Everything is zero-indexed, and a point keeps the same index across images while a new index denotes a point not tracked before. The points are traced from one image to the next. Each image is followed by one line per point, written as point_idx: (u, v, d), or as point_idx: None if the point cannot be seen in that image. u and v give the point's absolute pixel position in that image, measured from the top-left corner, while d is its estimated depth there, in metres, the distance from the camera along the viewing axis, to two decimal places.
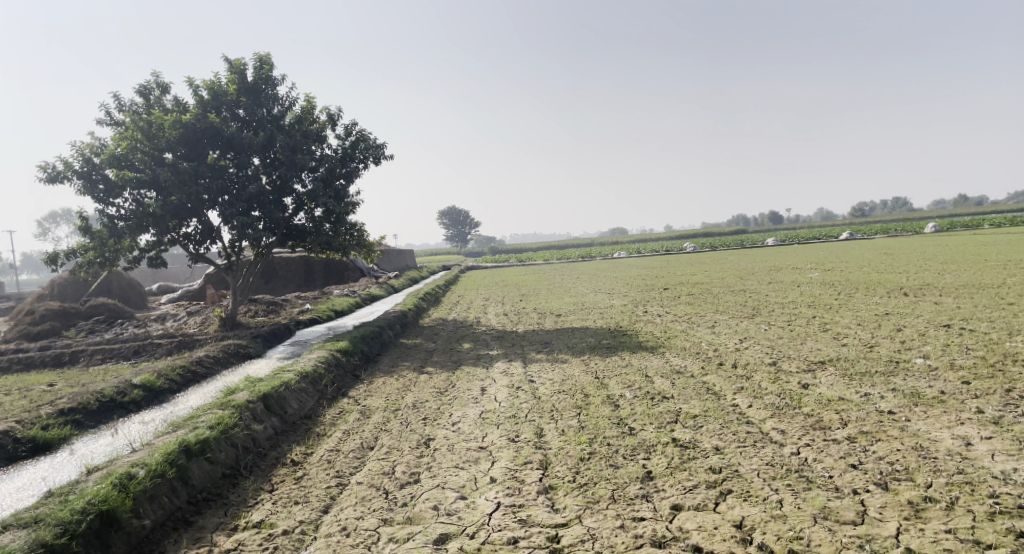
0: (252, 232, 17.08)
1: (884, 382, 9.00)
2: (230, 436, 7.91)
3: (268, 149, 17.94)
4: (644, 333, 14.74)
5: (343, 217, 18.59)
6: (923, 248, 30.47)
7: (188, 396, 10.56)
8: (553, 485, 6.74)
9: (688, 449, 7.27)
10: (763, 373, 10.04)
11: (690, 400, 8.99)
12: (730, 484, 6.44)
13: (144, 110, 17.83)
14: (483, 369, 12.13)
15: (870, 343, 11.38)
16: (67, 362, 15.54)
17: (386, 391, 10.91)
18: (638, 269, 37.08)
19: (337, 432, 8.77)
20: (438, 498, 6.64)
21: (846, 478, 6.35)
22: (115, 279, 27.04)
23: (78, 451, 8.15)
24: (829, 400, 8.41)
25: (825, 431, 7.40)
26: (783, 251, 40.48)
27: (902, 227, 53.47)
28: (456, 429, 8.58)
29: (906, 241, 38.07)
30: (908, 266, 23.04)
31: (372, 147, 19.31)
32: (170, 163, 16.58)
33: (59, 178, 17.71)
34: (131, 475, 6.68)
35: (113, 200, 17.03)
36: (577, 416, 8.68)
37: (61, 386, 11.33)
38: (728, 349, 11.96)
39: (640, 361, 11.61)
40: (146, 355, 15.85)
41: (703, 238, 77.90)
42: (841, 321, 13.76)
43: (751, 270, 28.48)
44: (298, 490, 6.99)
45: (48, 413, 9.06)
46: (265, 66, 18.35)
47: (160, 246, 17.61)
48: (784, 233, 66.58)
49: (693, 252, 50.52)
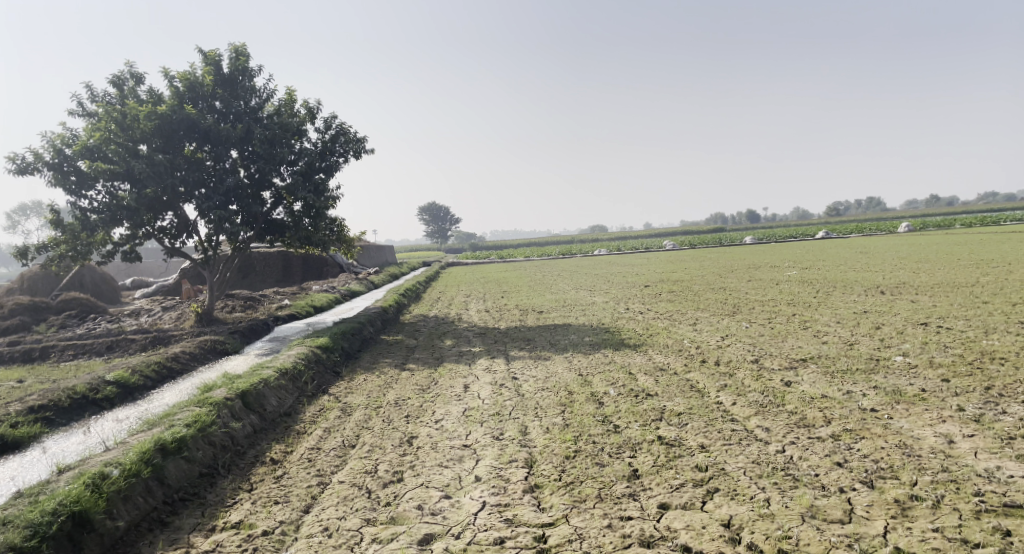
0: (229, 226, 16.76)
1: (865, 380, 9.07)
2: (208, 434, 7.70)
3: (246, 141, 17.63)
4: (627, 330, 14.73)
5: (323, 212, 18.33)
6: (898, 247, 30.97)
7: (164, 393, 10.30)
8: (539, 484, 6.66)
9: (673, 447, 7.25)
10: (746, 371, 10.06)
11: (674, 398, 8.97)
12: (716, 483, 6.42)
13: (118, 100, 17.39)
14: (466, 366, 12.02)
15: (850, 341, 11.48)
16: (37, 357, 15.12)
17: (367, 389, 10.76)
18: (620, 265, 37.14)
19: (317, 430, 8.60)
20: (422, 497, 6.53)
21: (832, 476, 6.37)
22: (87, 273, 26.43)
23: (49, 450, 7.88)
24: (812, 398, 8.44)
25: (809, 429, 7.43)
26: (761, 249, 40.88)
27: (877, 226, 54.29)
28: (439, 426, 8.47)
29: (881, 240, 38.65)
30: (885, 264, 23.36)
31: (352, 141, 19.06)
32: (145, 155, 16.19)
33: (28, 169, 17.22)
34: (104, 475, 6.46)
35: (85, 193, 16.61)
36: (561, 414, 8.62)
37: (31, 382, 11.01)
38: (710, 346, 11.99)
39: (624, 359, 11.59)
40: (119, 350, 15.47)
41: (684, 235, 78.44)
42: (821, 319, 13.87)
43: (731, 267, 28.70)
44: (278, 490, 6.82)
45: (17, 410, 8.77)
46: (242, 56, 18.00)
47: (134, 240, 17.21)
48: (762, 232, 67.20)
49: (672, 250, 50.83)
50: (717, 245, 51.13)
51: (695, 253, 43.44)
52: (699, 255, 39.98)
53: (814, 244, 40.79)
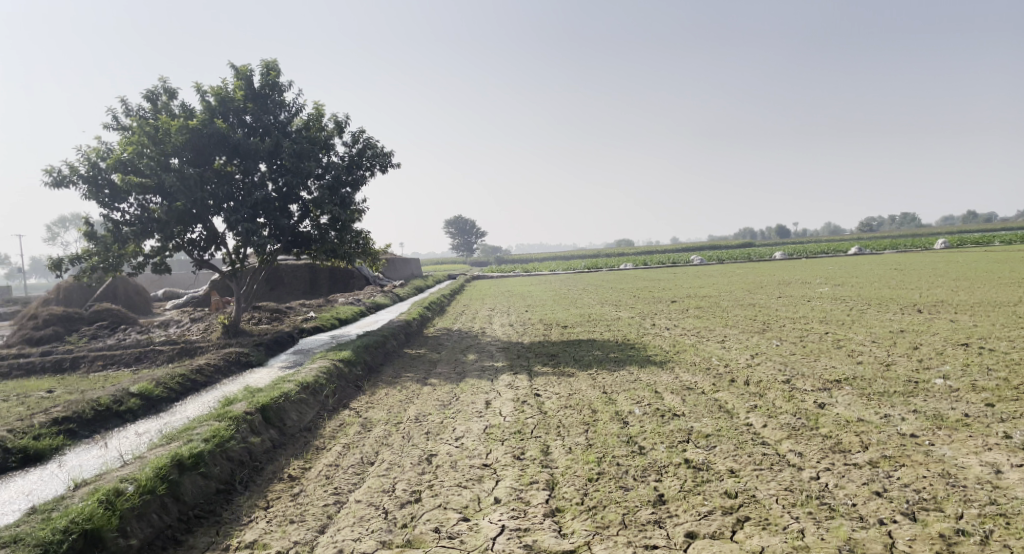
0: (257, 239, 16.90)
1: (904, 403, 8.67)
2: (226, 450, 7.64)
3: (274, 155, 17.79)
4: (653, 346, 14.43)
5: (348, 225, 18.43)
6: (934, 264, 30.04)
7: (187, 406, 10.31)
8: (560, 507, 6.44)
9: (701, 471, 6.96)
10: (777, 391, 9.71)
11: (701, 418, 8.67)
12: (747, 511, 6.12)
13: (151, 115, 17.74)
14: (488, 382, 11.84)
15: (887, 361, 11.05)
16: (67, 368, 15.34)
17: (388, 404, 10.64)
18: (646, 280, 36.73)
19: (336, 446, 8.49)
20: (440, 519, 6.35)
21: (870, 507, 6.03)
22: (119, 284, 26.96)
23: (69, 464, 7.88)
24: (847, 421, 8.09)
25: (845, 454, 7.09)
26: (792, 265, 40.07)
27: (913, 242, 52.87)
28: (459, 444, 8.30)
29: (916, 257, 37.70)
30: (921, 282, 22.68)
31: (379, 155, 19.14)
32: (176, 168, 16.44)
33: (64, 183, 17.63)
34: (119, 491, 6.40)
35: (118, 205, 16.92)
36: (584, 433, 8.38)
37: (59, 392, 11.15)
38: (739, 364, 11.64)
39: (650, 376, 11.30)
40: (147, 362, 15.63)
41: (712, 250, 77.49)
42: (855, 337, 13.43)
43: (761, 283, 28.14)
44: (293, 508, 6.70)
45: (41, 422, 8.82)
46: (271, 71, 18.24)
47: (165, 252, 17.44)
48: (791, 247, 66.20)
49: (699, 265, 50.15)
50: (745, 261, 50.32)
51: (723, 268, 42.77)
52: (727, 271, 39.37)
53: (845, 260, 39.91)
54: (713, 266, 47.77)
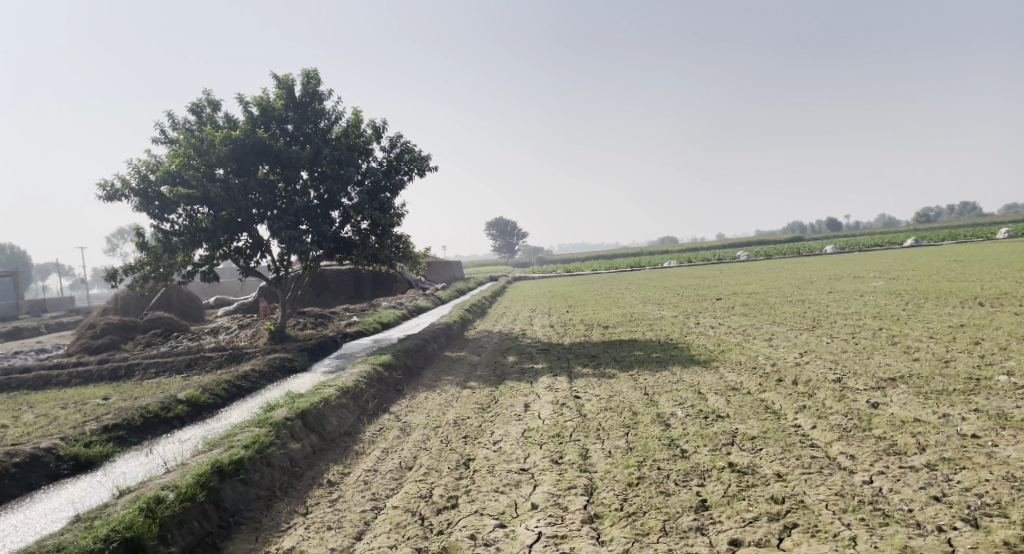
0: (300, 245, 17.20)
1: (964, 402, 8.20)
2: (266, 456, 7.74)
3: (315, 163, 18.08)
4: (697, 346, 14.07)
5: (388, 229, 18.59)
6: (995, 254, 28.60)
7: (232, 412, 10.53)
8: (599, 514, 6.28)
9: (747, 475, 6.70)
10: (827, 391, 9.31)
11: (747, 420, 8.37)
12: (795, 518, 5.85)
13: (197, 127, 18.27)
14: (528, 384, 11.72)
15: (945, 358, 10.49)
16: (122, 376, 15.89)
17: (428, 408, 10.63)
18: (690, 278, 35.93)
19: (376, 451, 8.51)
20: (476, 526, 6.27)
21: (928, 513, 5.69)
22: (172, 293, 27.87)
23: (116, 471, 8.11)
24: (903, 421, 7.68)
25: (900, 457, 6.72)
26: (842, 259, 38.70)
27: (974, 232, 50.32)
28: (497, 448, 8.22)
29: (978, 247, 35.94)
30: (983, 273, 21.58)
31: (417, 159, 19.25)
32: (221, 179, 16.86)
33: (117, 196, 18.30)
34: (160, 499, 6.53)
35: (168, 216, 17.46)
36: (625, 436, 8.20)
37: (114, 399, 11.54)
38: (787, 363, 11.22)
39: (693, 377, 11.01)
40: (196, 368, 16.06)
41: (759, 246, 75.57)
42: (911, 333, 12.82)
43: (811, 278, 27.26)
44: (331, 515, 6.73)
45: (92, 429, 9.10)
46: (312, 80, 18.56)
47: (212, 261, 17.90)
48: (842, 241, 64.01)
49: (745, 261, 48.96)
50: (794, 256, 48.91)
51: (771, 264, 41.63)
52: (773, 267, 38.32)
53: (901, 252, 38.34)
54: (759, 262, 46.53)
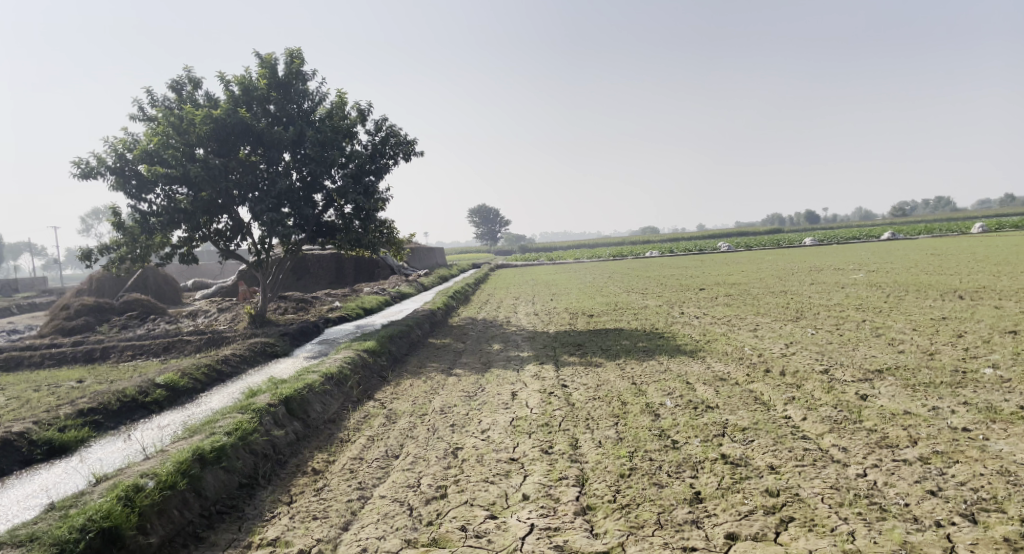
0: (282, 229, 16.83)
1: (952, 394, 8.22)
2: (249, 443, 7.52)
3: (298, 144, 17.67)
4: (682, 335, 14.04)
5: (373, 214, 18.26)
6: (971, 248, 29.00)
7: (212, 397, 10.27)
8: (591, 505, 6.18)
9: (740, 467, 6.64)
10: (815, 382, 9.29)
11: (737, 411, 8.32)
12: (791, 511, 5.79)
13: (176, 105, 17.75)
14: (514, 372, 11.59)
15: (930, 350, 10.53)
16: (97, 358, 15.49)
17: (413, 395, 10.45)
18: (673, 268, 36.01)
19: (361, 438, 8.33)
20: (466, 517, 6.13)
21: (925, 507, 5.67)
22: (149, 274, 27.29)
23: (92, 458, 7.83)
24: (893, 414, 7.67)
25: (892, 449, 6.70)
26: (822, 251, 39.07)
27: (951, 226, 51.04)
28: (485, 437, 8.07)
29: (953, 241, 36.46)
30: (961, 267, 21.87)
31: (402, 143, 18.92)
32: (201, 159, 16.40)
33: (93, 174, 17.77)
34: (139, 487, 6.30)
35: (145, 196, 16.98)
36: (614, 426, 8.10)
37: (89, 382, 11.21)
38: (773, 354, 11.21)
39: (680, 367, 10.95)
40: (174, 352, 15.70)
41: (740, 236, 76.03)
42: (895, 325, 12.89)
43: (792, 270, 27.46)
44: (317, 504, 6.55)
45: (67, 413, 8.79)
46: (295, 60, 18.09)
47: (191, 243, 17.47)
48: (820, 234, 64.68)
49: (726, 252, 49.25)
50: (774, 247, 49.25)
51: (752, 254, 41.91)
52: (754, 258, 38.57)
53: (880, 245, 38.77)
54: (740, 253, 46.88)
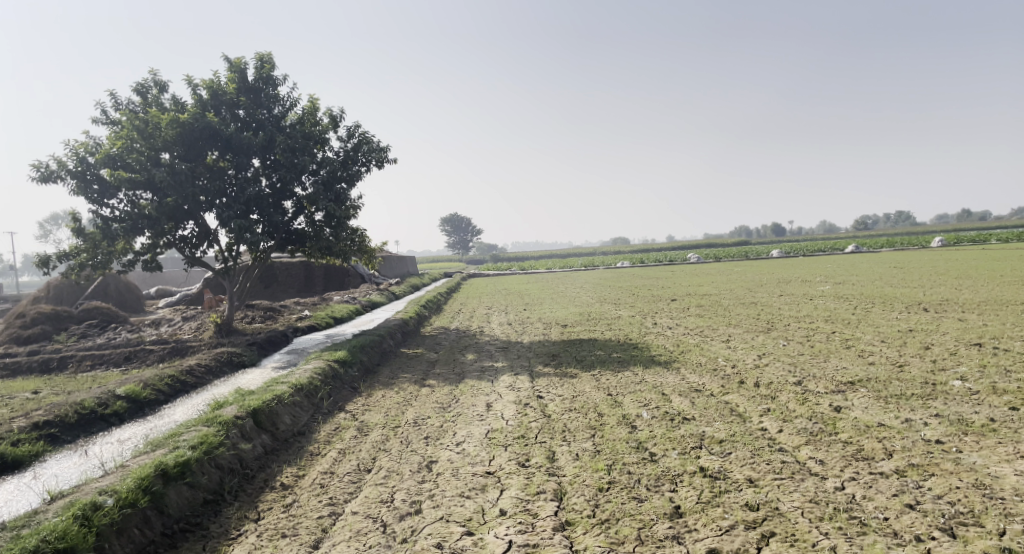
0: (250, 236, 16.42)
1: (924, 406, 8.31)
2: (215, 457, 7.23)
3: (268, 150, 17.31)
4: (656, 346, 14.05)
5: (344, 222, 17.96)
6: (931, 262, 29.82)
7: (175, 409, 9.90)
8: (571, 520, 6.07)
9: (718, 480, 6.59)
10: (789, 394, 9.33)
11: (713, 423, 8.29)
12: (772, 525, 5.78)
13: (141, 108, 17.27)
14: (488, 383, 11.43)
15: (900, 362, 10.67)
16: (54, 368, 14.87)
17: (386, 407, 10.21)
18: (644, 278, 36.21)
19: (332, 451, 8.08)
20: (442, 534, 5.96)
21: (904, 521, 5.72)
22: (111, 281, 26.46)
23: (46, 474, 7.43)
24: (867, 426, 7.72)
25: (868, 462, 6.74)
26: (790, 263, 39.69)
27: (912, 240, 52.53)
28: (460, 450, 7.90)
29: (915, 255, 37.46)
30: (925, 280, 22.36)
31: (375, 150, 18.68)
32: (167, 164, 15.96)
33: (52, 178, 17.18)
34: (97, 505, 5.99)
35: (107, 201, 16.45)
36: (591, 438, 8.00)
37: (45, 394, 10.72)
38: (747, 366, 11.25)
39: (655, 377, 10.92)
40: (137, 361, 15.18)
41: (711, 248, 77.00)
42: (864, 337, 13.06)
43: (762, 281, 27.83)
44: (286, 521, 6.30)
45: (20, 426, 8.38)
46: (266, 65, 17.75)
47: (155, 250, 16.95)
48: (787, 247, 65.94)
49: (696, 263, 49.80)
50: (742, 260, 49.89)
51: (722, 266, 42.44)
52: (723, 269, 39.05)
53: (845, 258, 39.60)
54: (710, 264, 47.41)
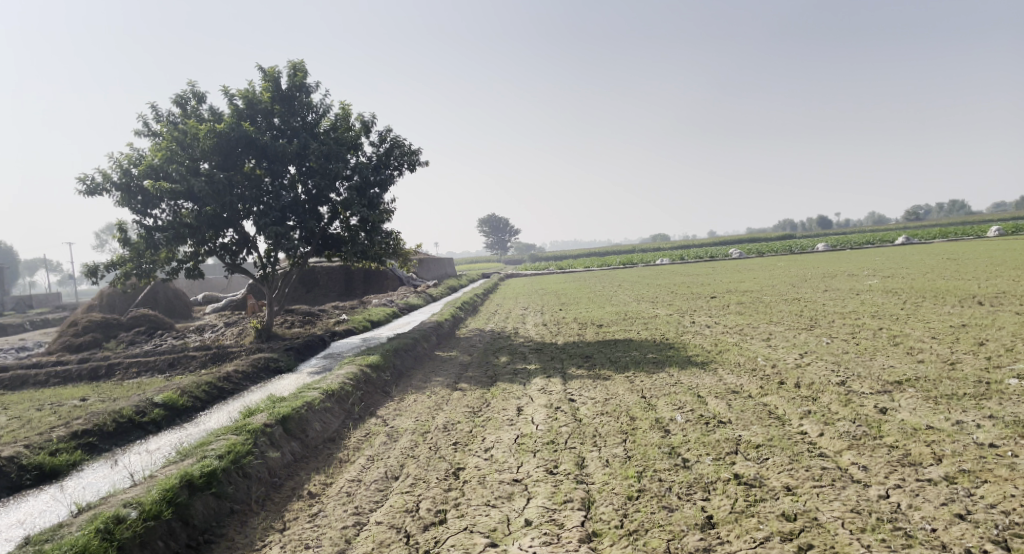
0: (286, 242, 16.64)
1: (976, 407, 7.83)
2: (242, 466, 7.29)
3: (303, 157, 17.51)
4: (693, 346, 13.69)
5: (378, 226, 18.06)
6: (988, 252, 28.41)
7: (211, 416, 10.06)
8: (598, 532, 5.90)
9: (754, 488, 6.31)
10: (832, 395, 8.92)
11: (750, 426, 7.97)
12: (810, 538, 5.50)
13: (180, 120, 17.69)
14: (520, 386, 11.29)
15: (951, 360, 10.12)
16: (102, 375, 15.34)
17: (417, 411, 10.18)
18: (684, 276, 35.49)
19: (361, 458, 8.07)
20: (465, 545, 5.86)
21: (954, 533, 5.37)
22: (159, 289, 27.27)
23: (80, 485, 7.61)
24: (915, 429, 7.30)
25: (915, 468, 6.36)
26: (836, 257, 38.35)
27: (965, 230, 50.39)
28: (488, 456, 7.78)
29: (968, 245, 35.77)
30: (981, 272, 21.28)
31: (407, 154, 18.74)
32: (205, 173, 16.28)
33: (99, 190, 17.74)
34: (120, 518, 6.07)
35: (151, 211, 16.90)
36: (623, 444, 7.78)
37: (91, 401, 11.04)
38: (787, 365, 10.84)
39: (691, 379, 10.62)
40: (180, 367, 15.54)
41: (753, 243, 75.24)
42: (913, 334, 12.44)
43: (806, 276, 26.98)
44: (310, 531, 6.30)
45: (60, 436, 8.60)
46: (298, 72, 17.95)
47: (197, 257, 17.33)
48: (833, 239, 63.89)
49: (738, 259, 48.67)
50: (787, 254, 48.50)
51: (765, 261, 41.34)
52: (766, 264, 38.03)
53: (894, 251, 38.14)
54: (752, 260, 46.32)
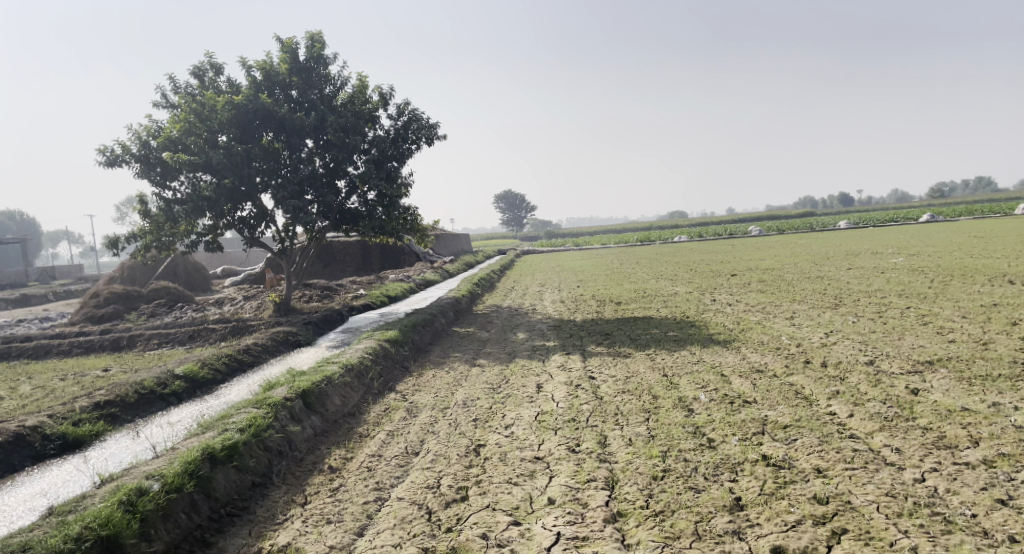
0: (305, 216, 16.54)
1: (1012, 389, 7.58)
2: (262, 440, 7.27)
3: (321, 131, 17.33)
4: (715, 324, 13.46)
5: (396, 200, 17.88)
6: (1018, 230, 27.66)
7: (231, 388, 10.07)
8: (623, 512, 5.79)
9: (783, 470, 6.15)
10: (860, 375, 8.69)
11: (777, 406, 7.78)
12: (843, 522, 5.33)
13: (198, 91, 17.56)
14: (539, 363, 11.18)
15: (983, 340, 9.82)
16: (124, 346, 15.47)
17: (436, 387, 10.11)
18: (703, 253, 35.00)
19: (380, 433, 8.00)
20: (487, 523, 5.77)
21: (996, 519, 5.18)
22: (179, 261, 27.44)
23: (102, 455, 7.64)
24: (949, 410, 7.08)
25: (951, 451, 6.15)
26: (859, 234, 37.61)
27: (991, 207, 49.22)
28: (509, 433, 7.68)
29: (995, 224, 34.90)
30: (1011, 250, 20.72)
31: (424, 128, 18.47)
32: (224, 145, 16.17)
33: (118, 161, 17.74)
34: (143, 490, 6.05)
35: (170, 184, 16.87)
36: (646, 422, 7.63)
37: (113, 372, 11.12)
38: (812, 344, 10.60)
39: (713, 357, 10.43)
40: (200, 340, 15.62)
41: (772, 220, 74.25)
42: (942, 313, 12.11)
43: (828, 254, 26.50)
44: (332, 506, 6.25)
45: (83, 406, 8.64)
46: (316, 44, 17.70)
47: (216, 231, 17.30)
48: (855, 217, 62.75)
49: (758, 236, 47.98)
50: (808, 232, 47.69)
51: (786, 238, 40.71)
52: (787, 242, 37.45)
53: (918, 228, 37.31)
54: (772, 237, 45.68)
